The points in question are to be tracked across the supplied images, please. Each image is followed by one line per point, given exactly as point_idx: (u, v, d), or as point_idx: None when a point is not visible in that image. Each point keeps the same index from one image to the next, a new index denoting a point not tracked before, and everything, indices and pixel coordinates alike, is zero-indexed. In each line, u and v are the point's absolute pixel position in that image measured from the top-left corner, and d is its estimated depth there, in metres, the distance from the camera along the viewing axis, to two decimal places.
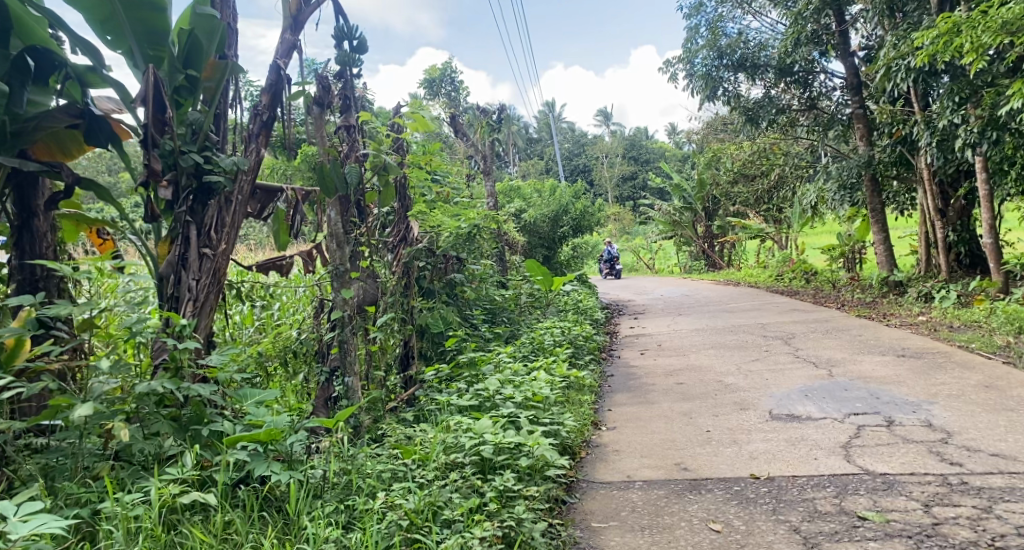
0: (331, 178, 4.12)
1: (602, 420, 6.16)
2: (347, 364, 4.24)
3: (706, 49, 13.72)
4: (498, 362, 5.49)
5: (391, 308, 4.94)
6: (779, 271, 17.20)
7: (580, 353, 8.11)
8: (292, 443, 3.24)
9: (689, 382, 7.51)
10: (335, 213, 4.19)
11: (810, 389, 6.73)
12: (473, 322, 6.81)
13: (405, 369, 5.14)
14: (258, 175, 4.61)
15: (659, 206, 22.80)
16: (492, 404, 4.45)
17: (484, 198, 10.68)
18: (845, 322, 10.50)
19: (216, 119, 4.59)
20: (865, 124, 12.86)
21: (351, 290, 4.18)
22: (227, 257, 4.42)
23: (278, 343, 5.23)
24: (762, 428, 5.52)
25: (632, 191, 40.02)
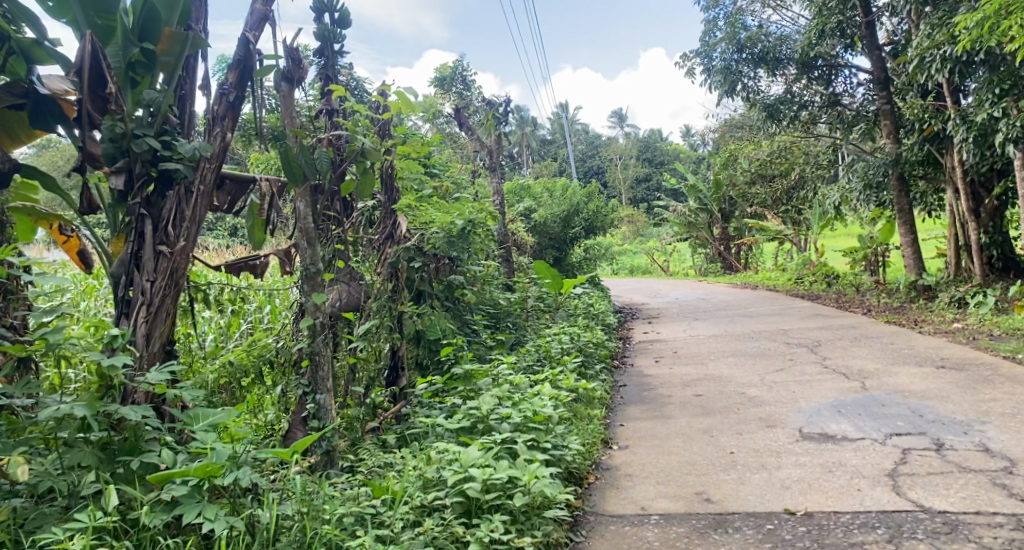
0: (297, 163, 3.52)
1: (614, 438, 5.59)
2: (317, 380, 3.70)
3: (725, 42, 13.05)
4: (498, 376, 4.93)
5: (377, 313, 4.41)
6: (800, 275, 16.51)
7: (590, 362, 7.53)
8: (231, 481, 2.67)
9: (709, 394, 6.93)
10: (305, 205, 3.62)
11: (843, 403, 6.14)
12: (472, 330, 6.23)
13: (393, 382, 4.61)
14: (226, 163, 4.04)
15: (673, 207, 22.12)
16: (488, 427, 3.89)
17: (490, 196, 10.13)
18: (875, 329, 9.88)
19: (179, 99, 4.03)
20: (892, 120, 12.11)
21: (324, 296, 3.63)
22: (187, 256, 3.84)
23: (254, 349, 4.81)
24: (793, 450, 4.95)
25: (646, 192, 39.32)
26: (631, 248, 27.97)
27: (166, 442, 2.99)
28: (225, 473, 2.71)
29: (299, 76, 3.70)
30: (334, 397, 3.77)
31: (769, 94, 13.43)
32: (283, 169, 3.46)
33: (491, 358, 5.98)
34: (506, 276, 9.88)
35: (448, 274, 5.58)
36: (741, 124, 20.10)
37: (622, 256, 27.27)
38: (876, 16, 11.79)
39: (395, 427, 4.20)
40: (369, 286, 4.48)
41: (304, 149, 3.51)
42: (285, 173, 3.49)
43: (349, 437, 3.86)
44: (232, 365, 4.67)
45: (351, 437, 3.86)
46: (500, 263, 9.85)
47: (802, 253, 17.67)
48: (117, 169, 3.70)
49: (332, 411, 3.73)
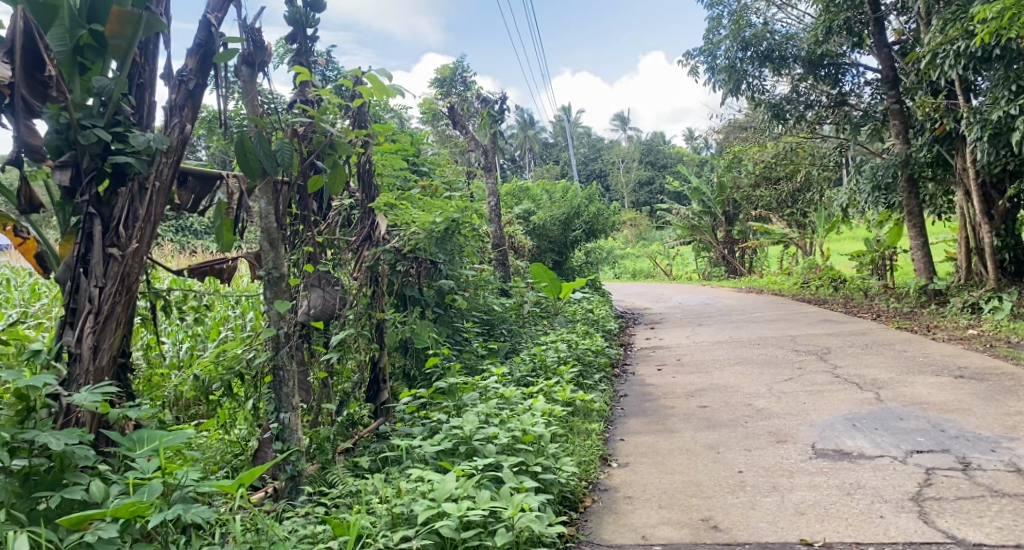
0: (256, 155, 3.17)
1: (614, 455, 5.23)
2: (281, 398, 3.34)
3: (730, 40, 12.67)
4: (487, 390, 4.61)
5: (354, 323, 4.09)
6: (805, 279, 16.09)
7: (588, 372, 7.15)
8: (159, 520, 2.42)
9: (714, 405, 6.56)
10: (267, 203, 3.27)
11: (858, 416, 5.76)
12: (462, 340, 5.85)
13: (374, 397, 4.24)
14: (186, 158, 3.65)
15: (676, 210, 21.70)
16: (472, 450, 3.54)
17: (486, 198, 9.76)
18: (886, 335, 9.49)
19: (136, 87, 3.65)
20: (902, 120, 11.70)
21: (288, 303, 3.29)
22: (141, 259, 3.46)
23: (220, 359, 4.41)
24: (806, 469, 4.58)
25: (649, 196, 38.87)
26: (634, 252, 27.56)
27: (97, 472, 2.74)
28: (154, 512, 2.46)
29: (262, 60, 3.34)
30: (301, 417, 3.42)
31: (774, 93, 13.06)
32: (240, 164, 3.10)
33: (482, 370, 5.60)
34: (503, 281, 9.51)
35: (437, 279, 5.22)
36: (745, 126, 19.71)
37: (624, 259, 26.85)
38: (885, 14, 11.39)
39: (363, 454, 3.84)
40: (346, 290, 4.10)
41: (262, 140, 3.15)
42: (241, 167, 3.13)
43: (318, 460, 3.50)
44: (197, 379, 4.28)
45: (321, 461, 3.50)
46: (495, 268, 9.47)
47: (807, 257, 17.25)
48: (62, 163, 3.36)
49: (298, 435, 3.37)
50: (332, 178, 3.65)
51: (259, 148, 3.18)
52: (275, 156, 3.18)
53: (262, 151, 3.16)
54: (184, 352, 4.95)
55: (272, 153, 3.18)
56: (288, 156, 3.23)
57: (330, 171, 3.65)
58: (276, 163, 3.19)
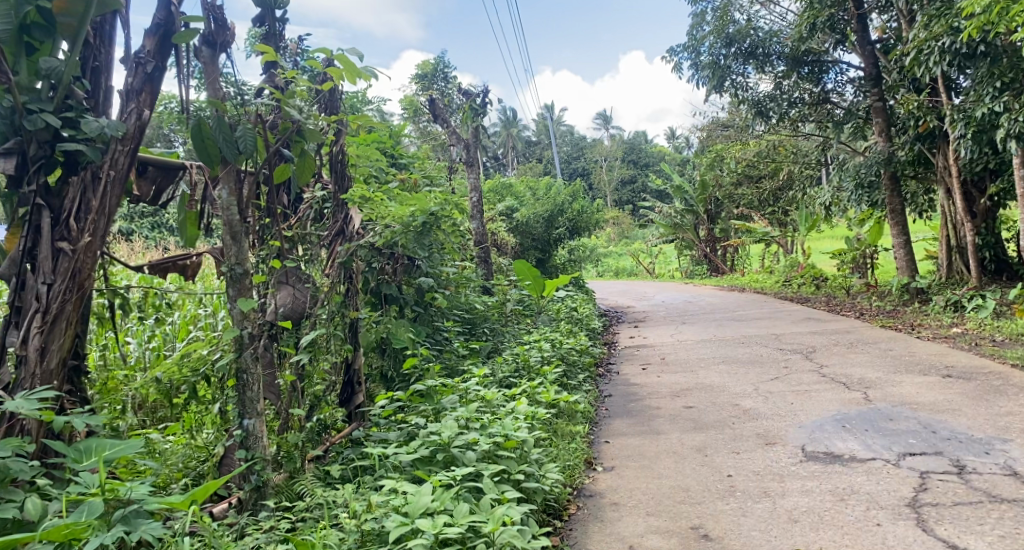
0: (213, 141, 2.94)
1: (599, 458, 5.07)
2: (245, 403, 3.14)
3: (713, 36, 12.56)
4: (467, 392, 4.41)
5: (327, 322, 3.88)
6: (787, 277, 16.03)
7: (572, 372, 6.98)
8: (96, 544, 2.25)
9: (699, 405, 6.42)
10: (228, 193, 3.05)
11: (847, 417, 5.63)
12: (442, 339, 5.65)
13: (348, 401, 4.05)
14: (144, 146, 3.43)
15: (659, 208, 21.61)
16: (451, 458, 3.33)
17: (467, 193, 9.56)
18: (871, 334, 9.41)
19: (90, 71, 3.39)
20: (885, 118, 11.63)
21: (253, 302, 3.09)
22: (94, 254, 3.24)
23: (186, 361, 4.21)
24: (797, 473, 4.45)
25: (632, 194, 38.80)
26: (617, 250, 27.47)
27: (36, 486, 2.57)
28: (92, 536, 2.29)
29: (224, 41, 3.10)
30: (266, 423, 3.22)
31: (758, 90, 12.98)
32: (196, 150, 2.88)
33: (462, 371, 5.41)
34: (485, 278, 9.33)
35: (417, 276, 5.02)
36: (727, 124, 19.63)
37: (607, 258, 26.77)
38: (868, 11, 11.33)
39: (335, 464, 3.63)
40: (315, 287, 3.99)
41: (220, 125, 2.92)
42: (198, 154, 2.90)
43: (286, 469, 3.30)
44: (160, 382, 4.08)
45: (288, 469, 3.31)
46: (477, 265, 9.29)
47: (789, 255, 17.22)
48: (7, 150, 3.13)
49: (263, 441, 3.18)
50: (300, 166, 3.39)
51: (218, 132, 2.95)
52: (236, 141, 2.95)
53: (221, 136, 2.92)
54: (149, 353, 4.73)
55: (233, 136, 2.95)
56: (251, 142, 3.00)
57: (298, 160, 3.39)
58: (236, 146, 2.96)
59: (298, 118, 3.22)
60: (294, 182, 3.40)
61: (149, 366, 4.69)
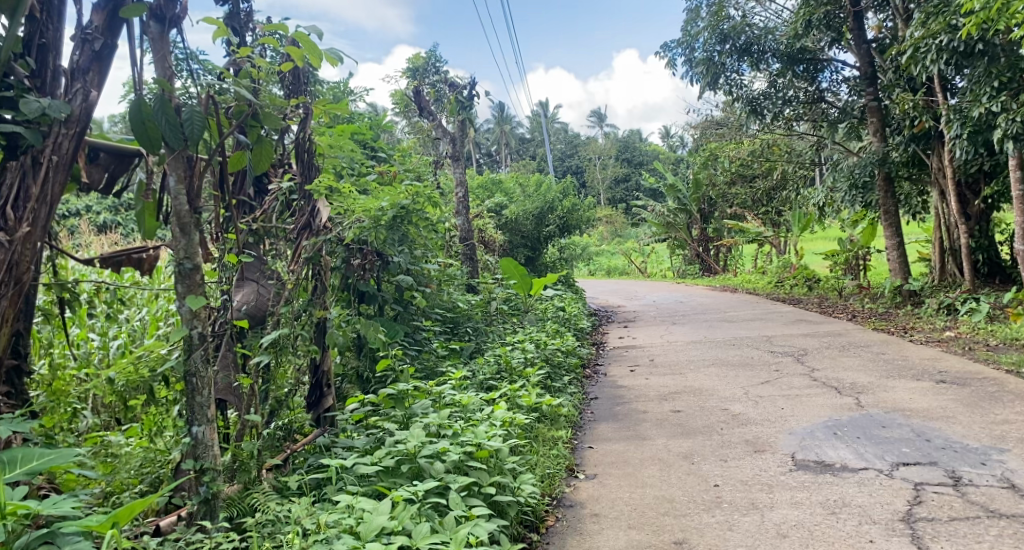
0: (156, 124, 2.73)
1: (582, 465, 4.88)
2: (193, 409, 2.93)
3: (707, 32, 12.34)
4: (441, 396, 4.22)
5: (290, 322, 3.68)
6: (779, 278, 15.86)
7: (557, 374, 6.78)
8: None
9: (687, 409, 6.23)
10: (174, 181, 2.84)
11: (838, 424, 5.44)
12: (422, 340, 5.43)
13: (315, 404, 3.87)
14: (88, 130, 3.26)
15: (652, 207, 21.39)
16: (419, 470, 3.15)
17: (453, 188, 9.32)
18: (863, 336, 9.22)
19: (36, 48, 3.16)
20: (880, 117, 11.43)
21: (203, 301, 2.90)
22: (32, 244, 3.09)
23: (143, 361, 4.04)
24: (787, 483, 4.26)
25: (626, 192, 38.60)
26: (609, 249, 27.26)
27: None
28: None
29: (174, 16, 2.86)
30: (217, 431, 3.01)
31: (752, 88, 12.79)
32: (135, 136, 2.67)
33: (441, 373, 5.20)
34: (470, 276, 9.11)
35: (396, 274, 4.78)
36: (721, 122, 19.43)
37: (599, 256, 26.56)
38: (864, 9, 11.17)
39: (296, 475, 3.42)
40: (279, 284, 3.80)
41: (162, 107, 2.71)
42: (138, 139, 2.70)
43: (240, 481, 3.10)
44: (114, 382, 3.91)
45: (242, 481, 3.11)
46: (463, 262, 9.07)
47: (782, 255, 17.05)
48: None
49: (214, 450, 2.98)
50: (258, 154, 3.18)
51: (162, 115, 2.74)
52: (180, 127, 2.74)
53: (164, 120, 2.71)
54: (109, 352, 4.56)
55: (177, 122, 2.74)
56: (198, 128, 2.78)
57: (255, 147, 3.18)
58: (181, 132, 2.75)
59: (254, 102, 3.01)
60: (250, 170, 3.19)
61: (109, 366, 4.52)
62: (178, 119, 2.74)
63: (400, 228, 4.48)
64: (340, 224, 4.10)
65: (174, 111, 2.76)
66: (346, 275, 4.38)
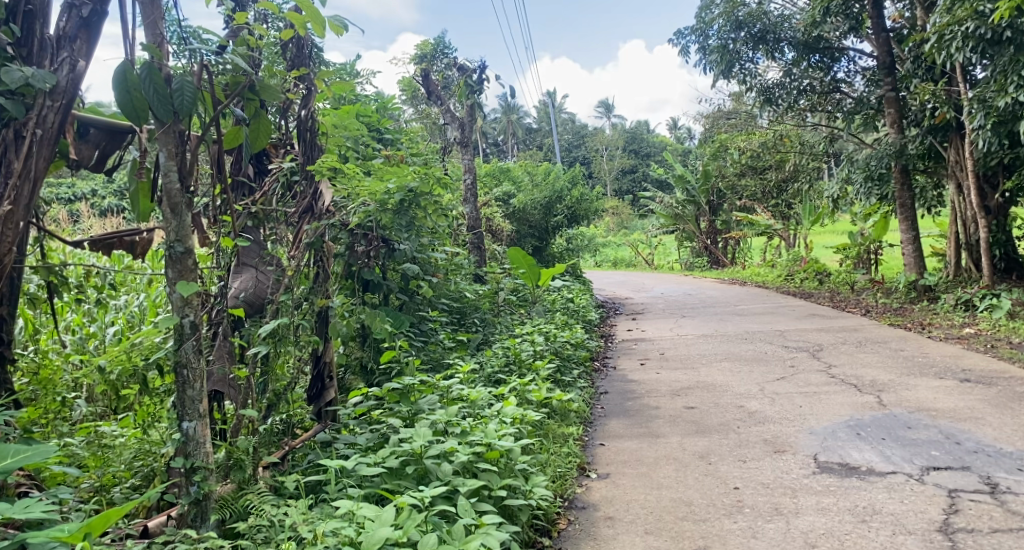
0: (144, 94, 2.52)
1: (593, 464, 4.68)
2: (184, 403, 2.73)
3: (722, 19, 12.03)
4: (448, 391, 4.02)
5: (289, 311, 3.48)
6: (789, 271, 15.59)
7: (567, 367, 6.57)
8: None
9: (701, 406, 6.02)
10: (164, 157, 2.64)
11: (860, 423, 5.21)
12: (428, 331, 5.25)
13: (316, 398, 3.73)
14: (77, 103, 3.04)
15: (660, 198, 21.10)
16: (424, 471, 2.94)
17: (461, 175, 9.09)
18: (880, 332, 8.97)
19: (22, 15, 2.97)
20: (897, 109, 11.12)
21: (194, 287, 2.67)
22: (13, 224, 2.88)
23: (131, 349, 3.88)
24: (811, 487, 4.06)
25: (633, 184, 38.24)
26: (616, 241, 26.96)
27: None
28: None
29: None
30: (209, 426, 2.81)
31: (767, 78, 12.49)
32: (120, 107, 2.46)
33: (448, 365, 4.99)
34: (477, 266, 8.89)
35: (402, 261, 4.62)
36: (732, 113, 19.10)
37: (606, 247, 26.30)
38: None
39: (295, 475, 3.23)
40: (279, 271, 3.59)
41: (150, 76, 2.49)
42: (125, 112, 2.52)
43: (234, 480, 2.90)
44: (104, 371, 3.73)
45: (237, 480, 2.91)
46: (470, 251, 8.85)
47: (792, 248, 16.76)
48: None
49: (207, 447, 2.78)
50: (255, 131, 2.94)
51: (150, 85, 2.52)
52: (168, 96, 2.51)
53: (151, 89, 2.49)
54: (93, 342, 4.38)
55: (164, 91, 2.52)
56: (190, 99, 2.55)
57: (253, 122, 2.94)
58: (169, 102, 2.52)
59: (249, 72, 2.77)
60: (246, 149, 2.96)
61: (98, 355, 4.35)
62: (166, 88, 2.52)
63: (408, 214, 4.34)
64: (344, 208, 3.91)
65: (163, 81, 2.54)
66: (351, 262, 4.19)
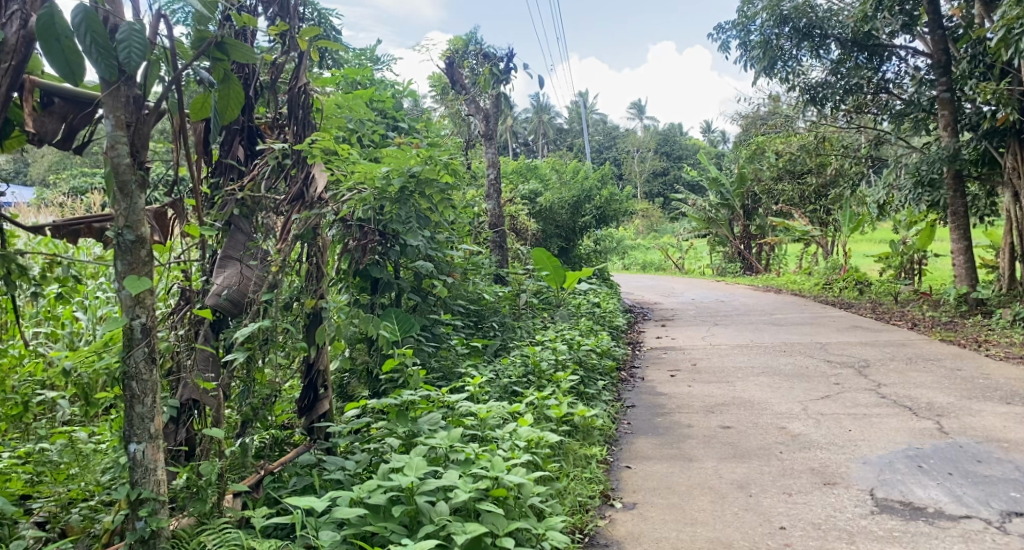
0: (79, 44, 2.13)
1: (619, 490, 4.19)
2: (131, 423, 2.33)
3: (766, 13, 11.34)
4: (455, 406, 3.58)
5: (273, 314, 3.08)
6: (828, 280, 14.85)
7: (591, 378, 6.05)
8: None
9: (737, 425, 5.47)
10: (110, 125, 2.25)
11: (921, 453, 4.64)
12: (441, 335, 4.77)
13: (309, 411, 3.35)
14: (29, 64, 2.62)
15: (692, 201, 20.40)
16: (416, 513, 2.52)
17: (484, 169, 8.60)
18: (931, 349, 8.30)
19: None
20: (951, 111, 10.34)
21: (145, 283, 2.26)
22: None
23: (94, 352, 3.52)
24: (871, 532, 3.53)
25: (663, 186, 37.43)
26: (645, 244, 26.30)
27: None
28: None
29: None
30: (163, 449, 2.43)
31: (811, 76, 11.81)
32: (51, 61, 2.11)
33: (460, 374, 4.53)
34: (498, 266, 8.41)
35: (415, 260, 4.33)
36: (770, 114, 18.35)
37: (634, 250, 25.65)
38: None
39: (274, 507, 2.84)
40: (264, 264, 3.16)
41: (87, 23, 2.10)
42: (51, 61, 2.10)
43: (194, 513, 2.56)
44: (69, 373, 3.40)
45: (197, 512, 2.56)
46: (492, 251, 8.37)
47: (830, 256, 16.01)
48: None
49: (158, 475, 2.41)
50: (225, 99, 2.54)
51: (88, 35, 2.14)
52: (111, 48, 2.13)
53: (89, 39, 2.11)
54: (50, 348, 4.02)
55: (106, 42, 2.14)
56: (138, 52, 2.16)
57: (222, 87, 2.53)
58: (112, 55, 2.15)
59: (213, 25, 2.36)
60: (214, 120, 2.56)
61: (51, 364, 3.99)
62: (109, 39, 2.15)
63: (409, 203, 3.87)
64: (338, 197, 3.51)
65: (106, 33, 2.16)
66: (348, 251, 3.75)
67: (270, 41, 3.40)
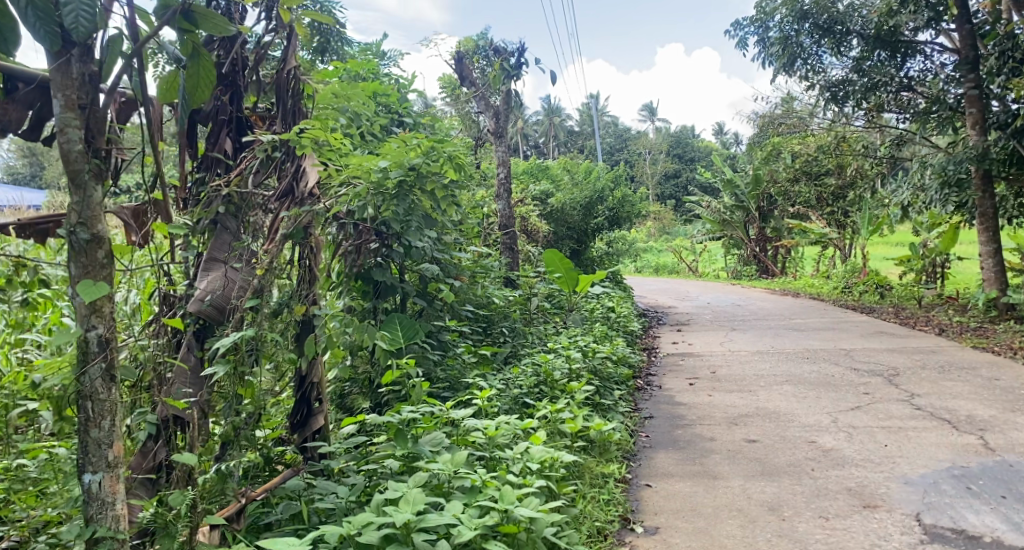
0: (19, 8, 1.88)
1: (639, 512, 3.85)
2: (86, 453, 2.06)
3: (785, 9, 10.96)
4: (462, 426, 3.27)
5: (257, 323, 2.78)
6: (847, 283, 14.38)
7: (606, 388, 5.71)
8: None
9: (763, 439, 5.12)
10: (58, 104, 1.97)
11: (967, 473, 4.28)
12: (448, 343, 4.52)
13: (302, 425, 3.06)
14: None
15: (706, 202, 19.99)
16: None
17: (494, 168, 8.28)
18: (963, 357, 7.90)
19: None
20: (980, 109, 9.82)
21: (102, 289, 1.97)
22: None
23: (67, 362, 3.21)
24: None
25: (676, 189, 36.96)
26: (657, 248, 25.85)
27: None
28: None
29: None
30: (124, 481, 2.16)
31: (831, 74, 11.29)
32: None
33: (467, 385, 4.20)
34: (508, 269, 8.08)
35: (421, 263, 4.11)
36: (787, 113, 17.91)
37: (647, 253, 25.25)
38: None
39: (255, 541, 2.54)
40: (251, 267, 2.87)
41: None
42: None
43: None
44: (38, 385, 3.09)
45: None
46: (502, 253, 8.05)
47: (848, 259, 15.56)
48: None
49: (117, 510, 2.14)
50: (193, 79, 2.25)
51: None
52: (51, 11, 1.87)
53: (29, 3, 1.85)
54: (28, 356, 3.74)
55: (47, 6, 1.89)
56: (86, 17, 1.88)
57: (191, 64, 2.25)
58: (52, 18, 1.89)
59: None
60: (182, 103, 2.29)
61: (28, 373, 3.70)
62: (51, 3, 1.89)
63: (408, 199, 3.51)
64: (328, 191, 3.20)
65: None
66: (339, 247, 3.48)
67: (258, 21, 3.11)
